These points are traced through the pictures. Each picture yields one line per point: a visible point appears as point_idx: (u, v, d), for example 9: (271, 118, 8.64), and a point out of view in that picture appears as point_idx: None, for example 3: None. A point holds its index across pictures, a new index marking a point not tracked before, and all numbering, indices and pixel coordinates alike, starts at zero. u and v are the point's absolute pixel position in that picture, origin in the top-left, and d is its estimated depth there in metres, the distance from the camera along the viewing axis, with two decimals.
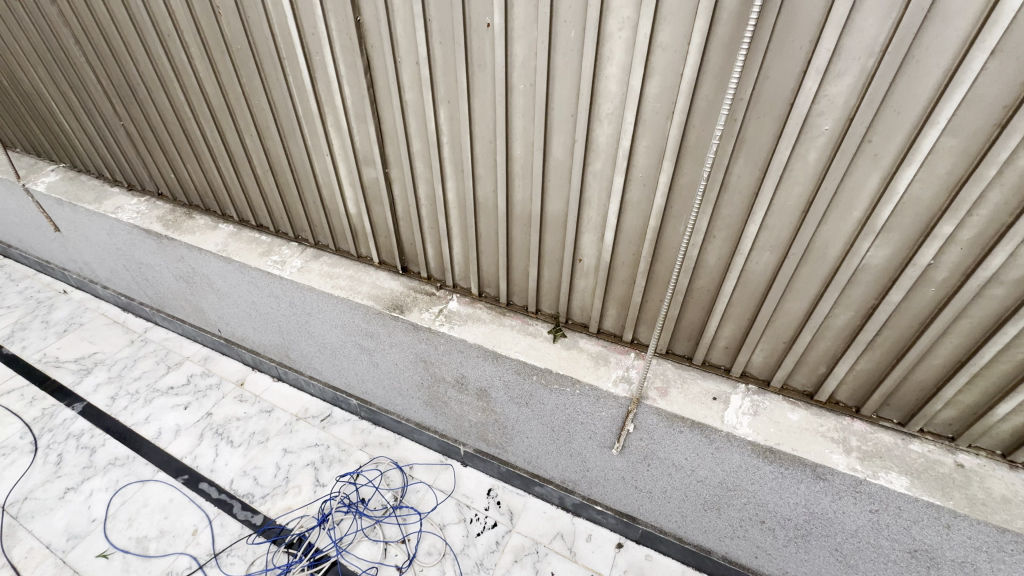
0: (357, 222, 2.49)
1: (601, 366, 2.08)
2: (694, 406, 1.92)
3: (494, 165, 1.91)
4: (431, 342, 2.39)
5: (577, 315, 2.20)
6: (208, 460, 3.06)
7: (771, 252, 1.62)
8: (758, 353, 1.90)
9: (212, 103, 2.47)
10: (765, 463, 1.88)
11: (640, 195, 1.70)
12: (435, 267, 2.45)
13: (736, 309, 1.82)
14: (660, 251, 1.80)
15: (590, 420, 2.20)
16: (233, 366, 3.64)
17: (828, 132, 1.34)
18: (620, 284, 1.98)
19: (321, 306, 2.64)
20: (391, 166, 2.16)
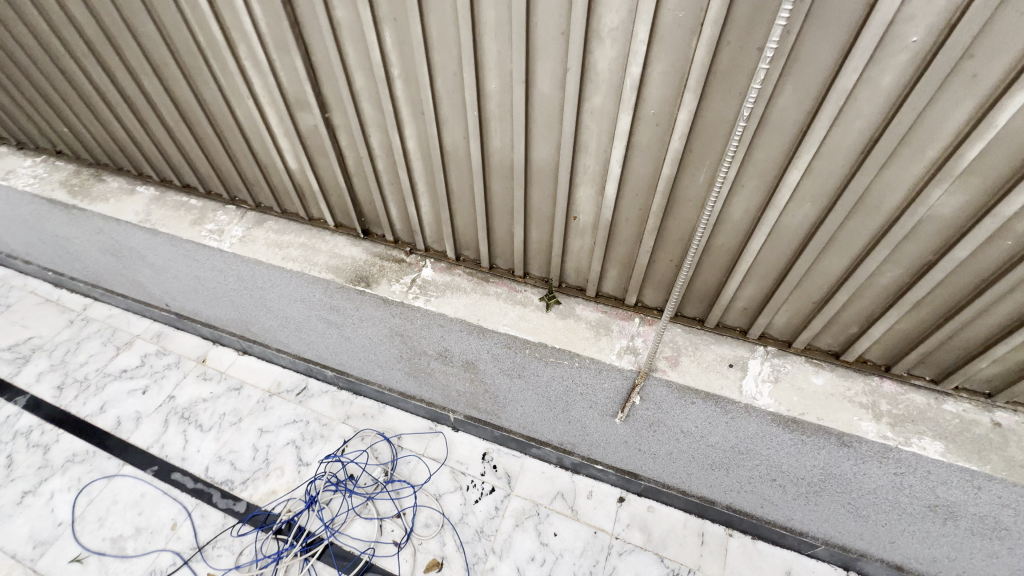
0: (301, 180, 2.06)
1: (603, 336, 1.83)
2: (708, 376, 1.72)
3: (463, 104, 1.49)
4: (405, 316, 2.08)
5: (571, 279, 1.91)
6: (178, 448, 2.83)
7: (813, 203, 1.32)
8: (782, 314, 1.66)
9: (87, 31, 1.90)
10: (784, 431, 1.72)
11: (651, 138, 1.34)
12: (401, 228, 2.08)
13: (761, 268, 1.55)
14: (673, 205, 1.48)
15: (591, 391, 2.00)
16: (191, 341, 3.30)
17: (914, 47, 0.99)
18: (624, 245, 1.67)
19: (273, 279, 2.27)
20: (332, 109, 1.71)
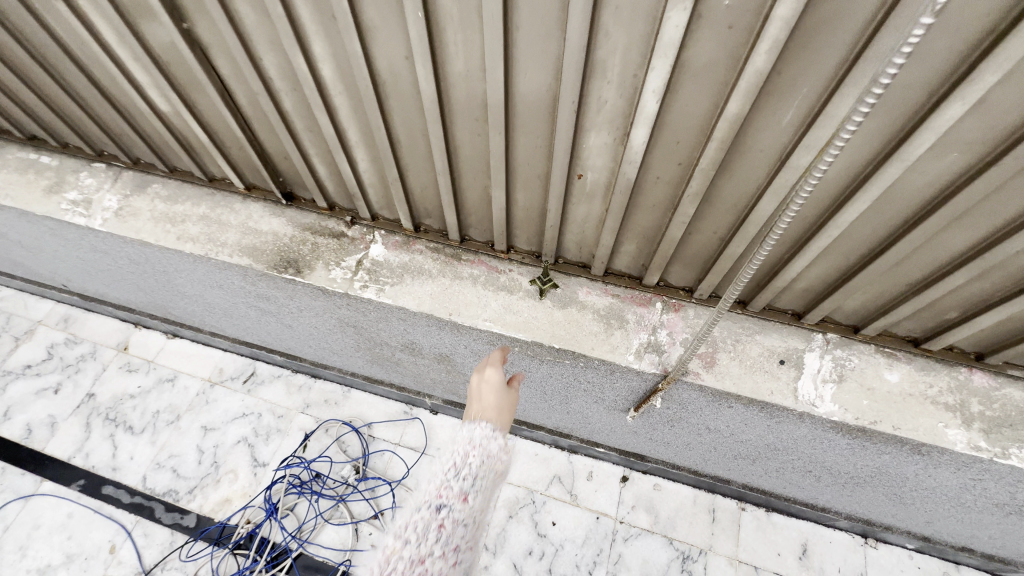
0: (182, 127, 1.44)
1: (615, 330, 1.39)
2: (754, 379, 1.32)
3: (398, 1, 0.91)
4: (354, 307, 1.59)
5: (571, 253, 1.43)
6: (106, 456, 2.40)
7: (962, 151, 0.84)
8: (856, 297, 1.24)
9: None
10: (844, 437, 1.37)
11: (714, 51, 0.82)
12: (335, 191, 1.51)
13: (845, 242, 1.10)
14: (733, 158, 0.98)
15: (598, 389, 1.60)
16: (107, 325, 2.75)
17: None
18: (649, 212, 1.18)
19: (174, 263, 1.71)
20: (193, 17, 1.09)
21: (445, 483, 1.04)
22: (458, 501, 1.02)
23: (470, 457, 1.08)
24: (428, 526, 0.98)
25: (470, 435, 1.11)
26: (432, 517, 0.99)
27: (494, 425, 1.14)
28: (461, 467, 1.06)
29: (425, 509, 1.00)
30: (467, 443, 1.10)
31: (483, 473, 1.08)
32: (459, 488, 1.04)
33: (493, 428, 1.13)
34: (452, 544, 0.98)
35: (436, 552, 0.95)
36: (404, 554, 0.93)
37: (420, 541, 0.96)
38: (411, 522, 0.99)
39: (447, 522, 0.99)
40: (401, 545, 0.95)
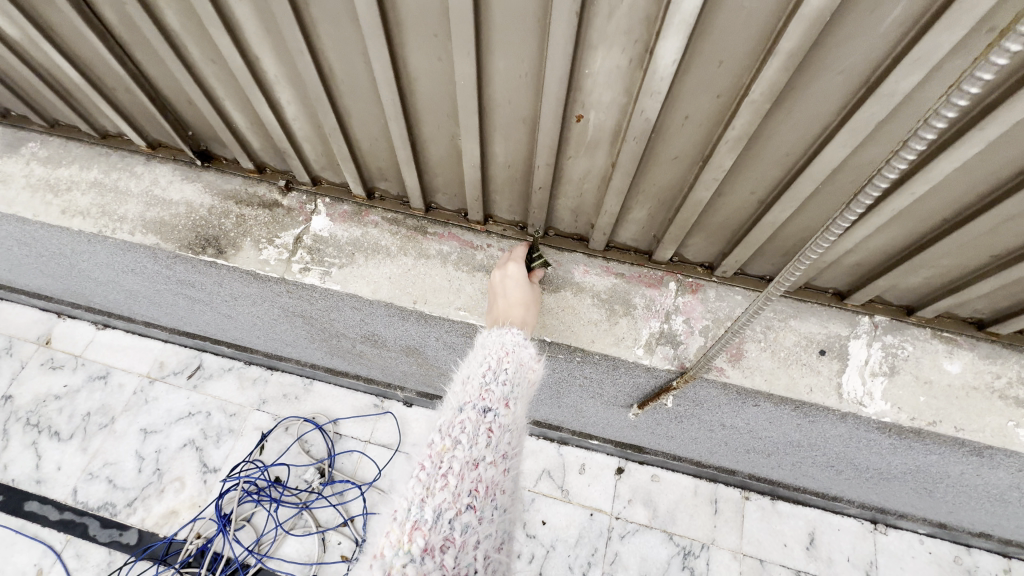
0: (45, 63, 1.08)
1: (620, 318, 1.13)
2: (789, 374, 1.08)
3: None
4: (297, 294, 1.28)
5: (563, 223, 1.15)
6: (28, 468, 2.08)
7: None
8: (922, 272, 0.99)
9: None
10: (889, 438, 1.15)
11: None
12: (261, 147, 1.18)
13: (926, 202, 0.84)
14: (797, 84, 0.70)
15: (596, 385, 1.35)
16: (24, 315, 2.37)
17: None
18: (668, 168, 0.91)
19: (66, 243, 1.36)
20: None
21: (485, 384, 0.80)
22: (505, 408, 0.79)
23: (506, 360, 0.85)
24: (476, 427, 0.75)
25: (501, 339, 0.89)
26: (479, 420, 0.76)
27: (521, 330, 0.93)
28: (498, 369, 0.83)
29: (467, 409, 0.77)
30: (502, 347, 0.88)
31: (523, 375, 0.85)
32: (501, 392, 0.80)
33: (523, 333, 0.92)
34: (503, 451, 0.76)
35: (488, 458, 0.73)
36: (451, 458, 0.71)
37: (470, 445, 0.73)
38: (451, 423, 0.76)
39: (497, 427, 0.76)
40: (448, 448, 0.72)
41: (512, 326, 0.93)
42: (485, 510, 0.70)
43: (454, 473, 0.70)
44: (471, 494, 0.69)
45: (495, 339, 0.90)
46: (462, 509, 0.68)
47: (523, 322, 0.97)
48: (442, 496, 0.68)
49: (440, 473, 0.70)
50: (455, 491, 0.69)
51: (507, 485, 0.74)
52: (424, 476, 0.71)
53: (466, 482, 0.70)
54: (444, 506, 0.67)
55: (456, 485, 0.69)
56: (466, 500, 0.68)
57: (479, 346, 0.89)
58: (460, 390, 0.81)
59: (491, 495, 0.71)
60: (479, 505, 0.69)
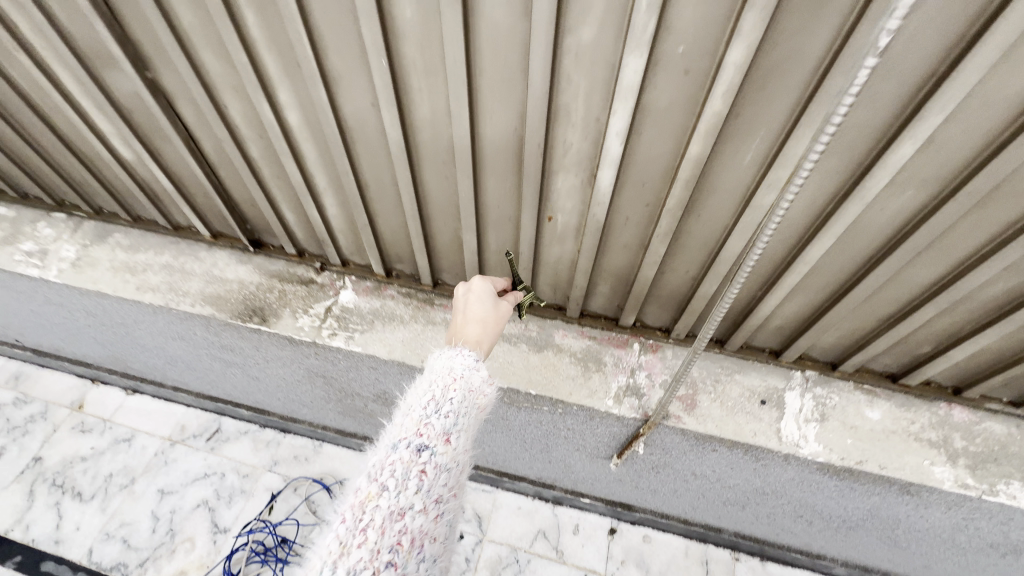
0: (145, 175, 1.41)
1: (593, 374, 1.35)
2: (737, 420, 1.29)
3: (362, 52, 0.92)
4: (323, 357, 1.52)
5: (545, 296, 1.41)
6: (48, 528, 2.18)
7: (918, 188, 0.86)
8: (831, 334, 1.24)
9: None
10: (831, 479, 1.33)
11: (673, 96, 0.83)
12: (304, 237, 1.48)
13: (815, 279, 1.10)
14: (699, 199, 0.99)
15: (579, 436, 1.54)
16: (61, 382, 2.59)
17: None
18: (620, 253, 1.18)
19: (132, 314, 1.63)
20: (157, 67, 1.08)
21: (425, 419, 0.81)
22: (445, 443, 0.80)
23: (451, 389, 0.86)
24: (408, 470, 0.75)
25: (451, 363, 0.91)
26: (412, 460, 0.76)
27: (477, 350, 0.95)
28: (442, 400, 0.84)
29: (402, 448, 0.77)
30: (449, 373, 0.88)
31: (470, 403, 0.87)
32: (441, 426, 0.81)
33: (477, 355, 0.94)
34: (438, 493, 0.76)
35: (418, 506, 0.73)
36: (374, 509, 0.71)
37: (397, 492, 0.73)
38: (382, 466, 0.75)
39: (432, 468, 0.77)
40: (374, 497, 0.72)
41: (467, 347, 0.95)
42: (410, 560, 0.70)
43: (376, 527, 0.69)
44: (395, 547, 0.69)
45: (444, 360, 0.91)
46: (380, 569, 0.67)
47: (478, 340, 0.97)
48: (359, 555, 0.67)
49: (360, 526, 0.69)
50: (375, 547, 0.68)
51: (439, 529, 0.75)
52: (344, 529, 0.70)
53: (390, 535, 0.69)
54: (360, 567, 0.66)
55: (377, 540, 0.68)
56: (386, 557, 0.68)
57: (426, 372, 0.90)
58: (399, 425, 0.82)
59: (418, 544, 0.71)
60: (402, 561, 0.69)
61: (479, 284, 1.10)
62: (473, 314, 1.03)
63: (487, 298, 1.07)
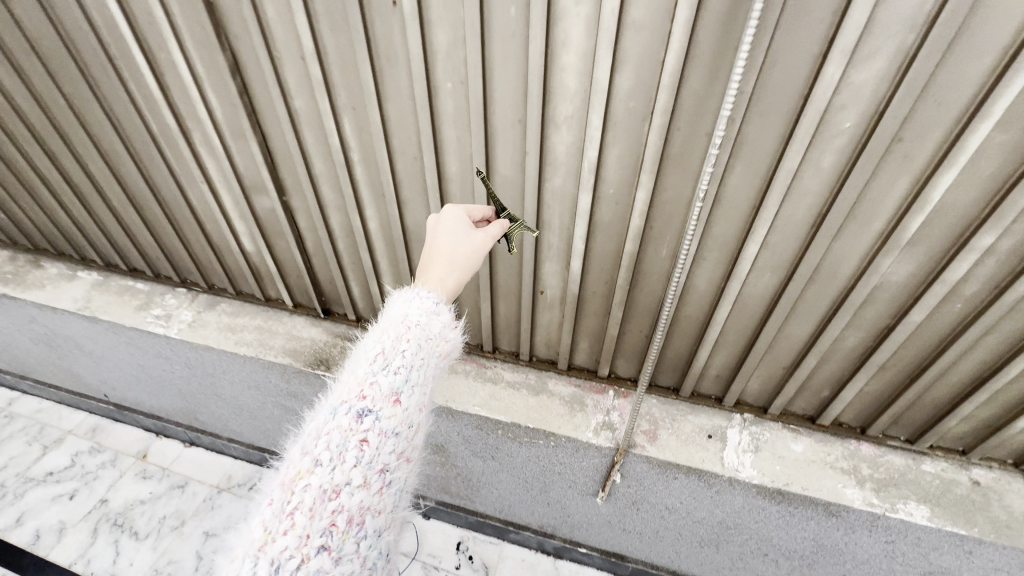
0: (258, 261, 1.98)
1: (577, 413, 1.76)
2: (689, 450, 1.66)
3: (423, 187, 1.50)
4: None
5: (541, 352, 1.87)
6: (105, 562, 2.46)
7: (773, 273, 1.34)
8: (755, 380, 1.65)
9: (33, 122, 1.84)
10: (771, 503, 1.65)
11: (612, 215, 1.37)
12: (364, 307, 2.01)
13: (730, 336, 1.55)
14: (638, 278, 1.49)
15: (570, 470, 1.89)
16: (130, 435, 3.01)
17: (849, 131, 1.05)
18: (593, 317, 1.66)
19: (225, 365, 2.12)
20: (290, 192, 1.69)
21: (371, 378, 0.87)
22: (389, 404, 0.86)
23: (405, 340, 0.92)
24: (345, 440, 0.82)
25: (405, 309, 0.96)
26: (353, 430, 0.82)
27: (436, 294, 1.00)
28: (391, 355, 0.90)
29: (343, 415, 0.84)
30: (403, 319, 0.94)
31: (420, 355, 0.93)
32: (388, 386, 0.87)
33: (436, 300, 0.99)
34: (379, 463, 0.83)
35: (355, 482, 0.80)
36: (307, 488, 0.78)
37: (333, 470, 0.79)
38: (321, 440, 0.82)
39: (372, 435, 0.83)
40: (309, 474, 0.79)
41: (426, 290, 1.00)
42: (345, 534, 0.78)
43: (307, 510, 0.76)
44: (328, 527, 0.76)
45: (398, 310, 0.96)
46: (311, 548, 0.74)
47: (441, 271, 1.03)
48: (289, 540, 0.74)
49: (290, 511, 0.76)
50: (306, 530, 0.75)
51: (379, 496, 0.83)
52: (277, 509, 0.77)
53: (323, 516, 0.77)
54: (289, 551, 0.74)
55: (308, 523, 0.75)
56: (318, 539, 0.75)
57: (379, 324, 0.95)
58: (344, 388, 0.88)
59: (354, 520, 0.79)
60: (335, 539, 0.76)
61: (459, 218, 1.13)
62: (443, 249, 1.07)
63: (462, 235, 1.10)
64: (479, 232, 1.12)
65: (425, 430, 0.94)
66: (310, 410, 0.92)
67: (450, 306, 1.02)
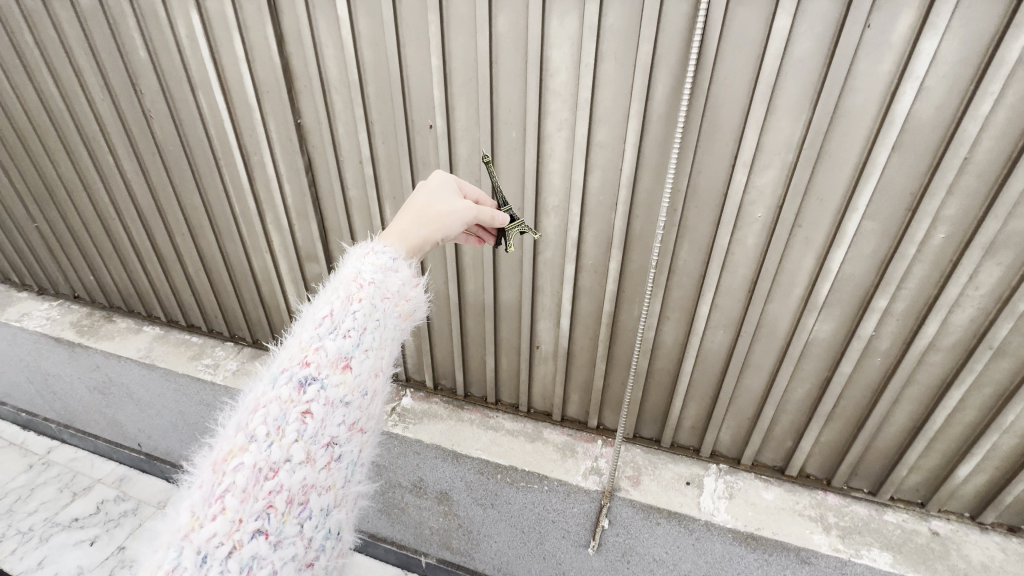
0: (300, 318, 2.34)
1: (569, 458, 1.96)
2: (669, 494, 1.82)
3: (443, 257, 1.89)
4: (383, 445, 2.17)
5: (538, 403, 2.12)
6: None
7: (724, 330, 1.64)
8: (725, 431, 1.87)
9: (141, 204, 2.33)
10: (748, 551, 1.76)
11: (592, 280, 1.71)
12: None
13: (699, 387, 1.80)
14: (617, 335, 1.79)
15: (562, 518, 2.03)
16: (154, 486, 3.19)
17: (762, 218, 1.41)
18: (581, 369, 1.94)
19: None
20: (336, 260, 2.09)
21: (317, 343, 0.80)
22: (337, 370, 0.79)
23: (357, 301, 0.85)
24: (285, 413, 0.74)
25: (358, 268, 0.89)
26: (295, 401, 0.75)
27: (394, 252, 0.94)
28: (343, 317, 0.83)
29: (283, 384, 0.76)
30: (355, 279, 0.88)
31: (374, 317, 0.86)
32: (336, 350, 0.80)
33: (394, 258, 0.93)
34: (325, 436, 0.76)
35: (296, 459, 0.73)
36: (241, 468, 0.70)
37: (269, 447, 0.71)
38: (258, 414, 0.74)
39: (316, 405, 0.76)
40: (243, 452, 0.71)
41: (384, 247, 0.94)
42: (285, 515, 0.71)
43: (240, 492, 0.69)
44: (264, 509, 0.69)
45: (351, 270, 0.89)
46: (245, 532, 0.68)
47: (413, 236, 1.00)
48: (218, 526, 0.67)
49: (220, 494, 0.68)
50: (239, 514, 0.68)
51: (326, 472, 0.77)
52: (205, 494, 0.69)
53: (258, 498, 0.69)
54: (219, 538, 0.66)
55: (241, 505, 0.68)
56: (253, 523, 0.68)
57: (330, 285, 0.88)
58: (286, 355, 0.80)
59: (295, 499, 0.72)
60: (273, 520, 0.70)
61: (449, 185, 1.12)
62: (419, 205, 1.05)
63: (444, 199, 1.08)
64: (462, 202, 1.09)
65: (380, 396, 0.88)
66: (250, 378, 0.83)
67: (410, 266, 0.96)
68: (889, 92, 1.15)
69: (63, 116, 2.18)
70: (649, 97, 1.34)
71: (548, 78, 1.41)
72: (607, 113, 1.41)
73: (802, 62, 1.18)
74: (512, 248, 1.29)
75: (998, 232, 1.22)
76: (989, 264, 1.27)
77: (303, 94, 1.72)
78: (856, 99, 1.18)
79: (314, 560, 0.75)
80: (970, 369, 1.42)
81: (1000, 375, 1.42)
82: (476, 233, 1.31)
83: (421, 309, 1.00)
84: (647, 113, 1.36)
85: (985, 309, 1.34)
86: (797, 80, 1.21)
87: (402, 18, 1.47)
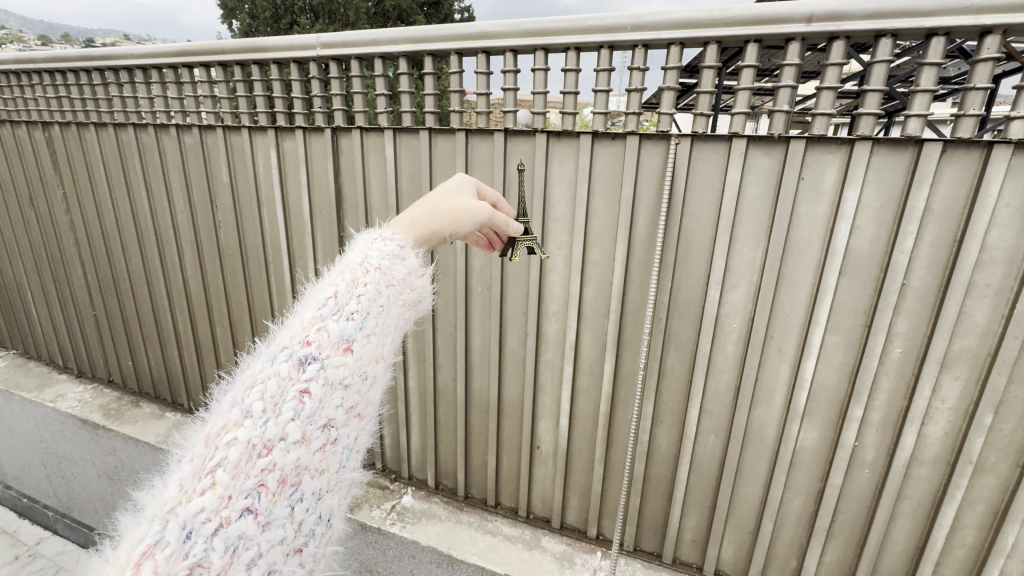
0: None
1: (567, 568, 1.88)
2: None
3: (454, 356, 2.07)
4: (378, 546, 2.09)
5: (537, 508, 2.11)
6: None
7: (715, 435, 1.71)
8: (727, 546, 1.82)
9: (193, 297, 2.63)
10: None
11: (589, 382, 1.85)
12: (391, 458, 2.37)
13: (695, 495, 1.81)
14: (613, 436, 1.87)
15: None
16: None
17: (737, 329, 1.58)
18: (581, 470, 1.98)
19: None
20: None
21: (319, 324, 0.82)
22: (338, 352, 0.82)
23: (360, 285, 0.88)
24: (283, 390, 0.76)
25: (365, 253, 0.93)
26: (292, 381, 0.77)
27: (403, 239, 0.97)
28: (346, 301, 0.86)
29: (283, 362, 0.78)
30: (361, 263, 0.91)
31: (378, 302, 0.89)
32: (337, 334, 0.82)
33: (402, 244, 0.96)
34: (321, 418, 0.79)
35: (291, 438, 0.75)
36: (233, 443, 0.72)
37: (261, 428, 0.73)
38: (254, 390, 0.76)
39: (315, 385, 0.78)
40: (237, 427, 0.73)
41: (392, 234, 0.97)
42: (275, 495, 0.74)
43: (231, 468, 0.70)
44: (255, 488, 0.72)
45: (357, 254, 0.93)
46: (233, 512, 0.70)
47: (428, 231, 1.02)
48: (206, 502, 0.68)
49: (211, 470, 0.70)
50: (229, 491, 0.70)
51: (321, 454, 0.80)
52: (194, 470, 0.71)
53: (250, 475, 0.72)
54: (206, 514, 0.68)
55: (231, 482, 0.70)
56: (242, 501, 0.70)
57: (336, 268, 0.91)
58: (287, 335, 0.82)
59: (288, 481, 0.75)
60: (263, 499, 0.72)
61: (468, 185, 1.14)
62: (432, 200, 1.07)
63: (460, 198, 1.09)
64: (478, 202, 1.09)
65: (380, 382, 0.92)
66: (251, 356, 0.86)
67: (417, 256, 0.99)
68: (828, 228, 1.41)
69: (146, 222, 2.59)
70: (633, 225, 1.62)
71: (550, 207, 1.72)
72: (598, 238, 1.69)
73: (753, 204, 1.47)
74: (516, 258, 1.38)
75: (949, 348, 1.36)
76: (948, 378, 1.39)
77: (349, 212, 2.07)
78: (802, 233, 1.44)
79: (303, 547, 0.79)
80: (957, 484, 1.44)
81: (989, 492, 1.44)
82: (488, 236, 1.31)
83: (425, 299, 1.04)
84: (632, 237, 1.63)
85: (956, 423, 1.42)
86: (752, 216, 1.48)
87: (436, 158, 1.85)
